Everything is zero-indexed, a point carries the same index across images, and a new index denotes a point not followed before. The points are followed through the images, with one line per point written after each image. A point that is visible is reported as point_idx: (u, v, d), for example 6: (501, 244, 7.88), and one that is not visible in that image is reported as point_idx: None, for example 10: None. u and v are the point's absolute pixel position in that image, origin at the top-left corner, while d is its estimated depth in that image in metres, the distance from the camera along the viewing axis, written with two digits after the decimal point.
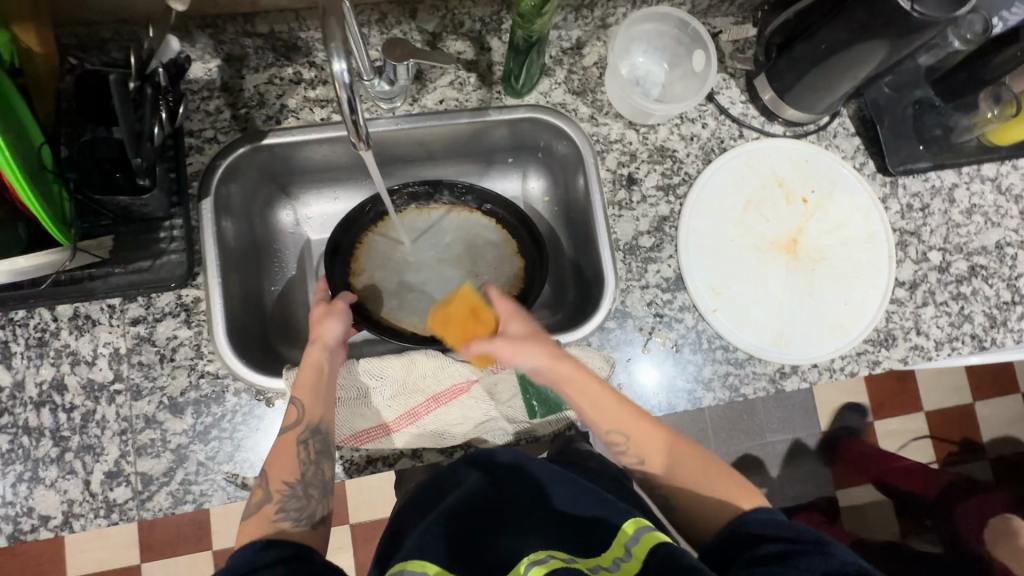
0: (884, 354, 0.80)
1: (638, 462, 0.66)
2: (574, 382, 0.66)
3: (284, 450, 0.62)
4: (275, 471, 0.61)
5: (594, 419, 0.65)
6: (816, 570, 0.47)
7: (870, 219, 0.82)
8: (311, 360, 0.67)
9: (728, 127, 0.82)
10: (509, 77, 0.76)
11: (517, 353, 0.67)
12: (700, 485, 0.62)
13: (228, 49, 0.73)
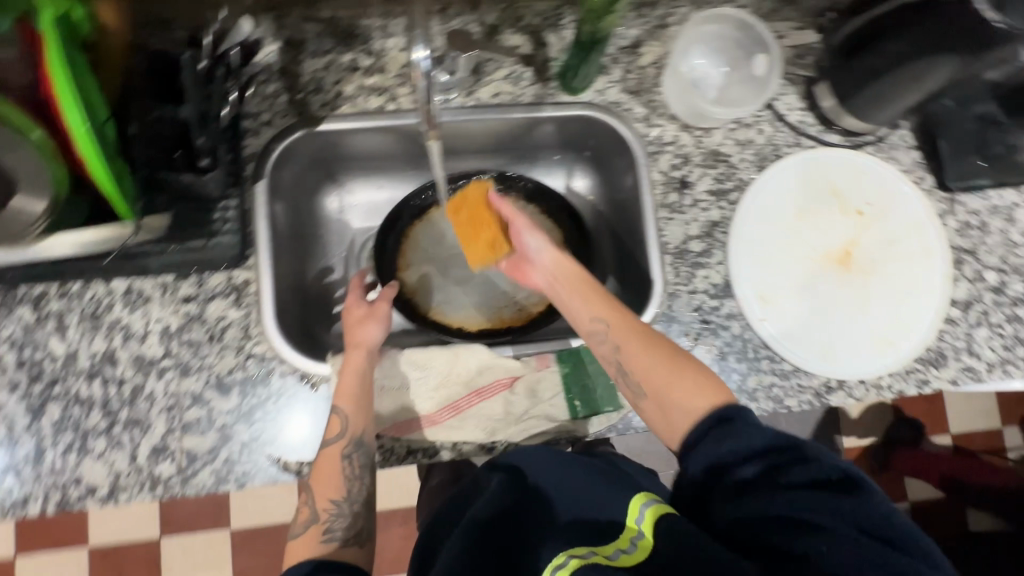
0: (933, 373, 0.78)
1: (612, 352, 0.64)
2: (567, 272, 0.71)
3: (326, 469, 0.62)
4: (320, 489, 0.62)
5: (579, 309, 0.68)
6: (802, 480, 0.49)
7: (926, 234, 0.80)
8: (353, 366, 0.67)
9: (784, 134, 0.81)
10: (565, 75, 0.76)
11: (527, 235, 0.75)
12: (667, 382, 0.59)
13: (288, 34, 0.73)
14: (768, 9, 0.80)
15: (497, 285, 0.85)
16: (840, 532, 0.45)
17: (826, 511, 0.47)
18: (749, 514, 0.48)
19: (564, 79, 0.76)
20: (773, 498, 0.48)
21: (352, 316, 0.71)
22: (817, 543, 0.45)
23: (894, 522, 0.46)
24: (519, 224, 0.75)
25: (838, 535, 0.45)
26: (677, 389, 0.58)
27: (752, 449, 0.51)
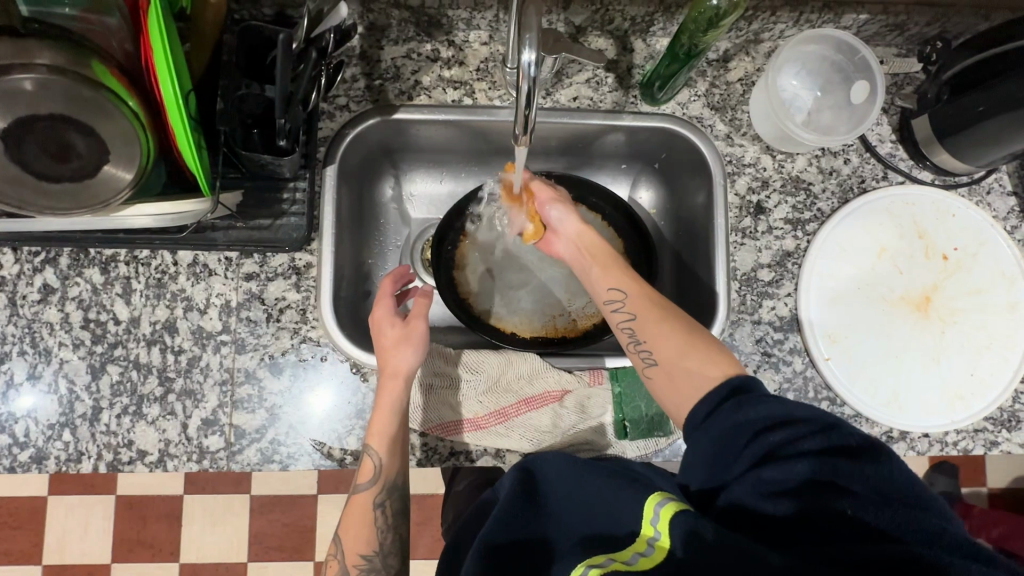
0: (1005, 436, 0.74)
1: (628, 319, 0.64)
2: (590, 241, 0.71)
3: (358, 519, 0.64)
4: (353, 541, 0.63)
5: (596, 278, 0.68)
6: (820, 445, 0.48)
7: (1015, 288, 0.75)
8: (382, 403, 0.63)
9: (872, 166, 0.77)
10: (651, 81, 0.73)
11: (553, 207, 0.73)
12: (678, 352, 0.59)
13: (373, 18, 0.72)
14: (871, 33, 0.76)
15: (553, 293, 0.82)
16: (866, 492, 0.45)
17: (845, 476, 0.46)
18: (770, 480, 0.47)
19: (648, 87, 0.74)
20: (796, 466, 0.47)
21: (382, 345, 0.66)
22: (846, 504, 0.45)
23: (911, 483, 0.46)
24: (549, 196, 0.74)
25: (863, 494, 0.45)
26: (689, 359, 0.58)
27: (771, 422, 0.49)
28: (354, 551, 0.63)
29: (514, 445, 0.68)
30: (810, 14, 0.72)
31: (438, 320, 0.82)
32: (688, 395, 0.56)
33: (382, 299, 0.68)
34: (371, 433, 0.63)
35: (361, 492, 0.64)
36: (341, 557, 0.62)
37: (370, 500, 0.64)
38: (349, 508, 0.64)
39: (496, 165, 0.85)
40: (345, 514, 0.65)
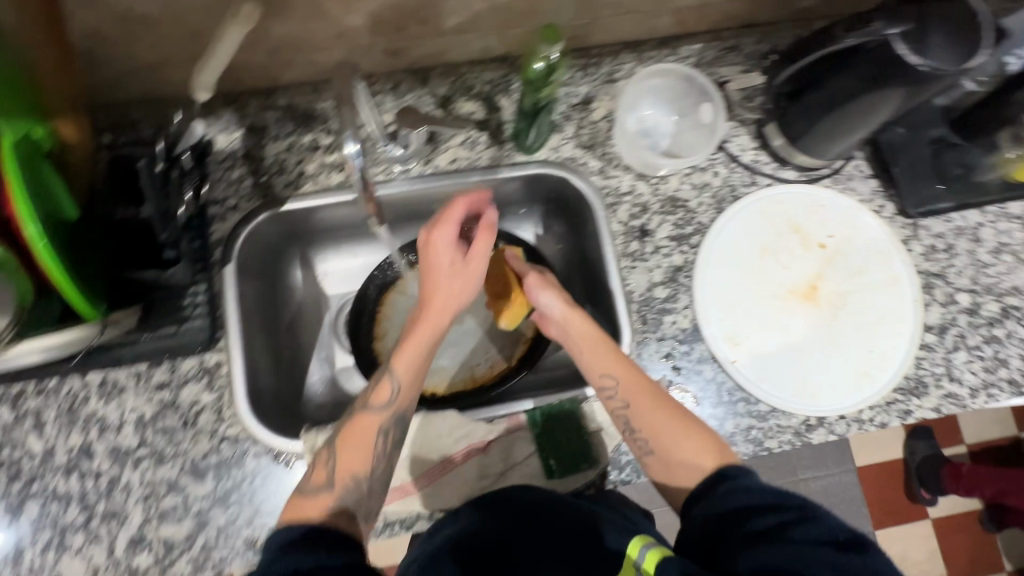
0: (916, 403, 0.77)
1: (624, 408, 0.65)
2: (577, 325, 0.70)
3: (363, 436, 0.61)
4: (348, 457, 0.60)
5: (587, 362, 0.68)
6: (805, 539, 0.46)
7: (893, 262, 0.81)
8: (428, 325, 0.64)
9: (740, 174, 0.82)
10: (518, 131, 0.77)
11: (537, 293, 0.74)
12: (677, 441, 0.61)
13: (250, 121, 0.77)
14: (713, 56, 0.82)
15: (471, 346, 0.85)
16: None
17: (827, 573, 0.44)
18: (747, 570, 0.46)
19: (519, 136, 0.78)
20: (774, 554, 0.46)
21: (434, 280, 0.65)
22: None
23: None
24: (534, 282, 0.74)
25: None
26: (686, 449, 0.60)
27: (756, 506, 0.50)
28: (348, 471, 0.59)
29: (443, 503, 0.70)
30: (648, 51, 0.80)
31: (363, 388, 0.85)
32: (684, 476, 0.59)
33: (450, 221, 0.65)
34: (401, 354, 0.64)
35: (372, 412, 0.62)
36: (332, 473, 0.59)
37: (376, 425, 0.62)
38: (353, 422, 0.62)
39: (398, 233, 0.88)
40: (347, 430, 0.62)
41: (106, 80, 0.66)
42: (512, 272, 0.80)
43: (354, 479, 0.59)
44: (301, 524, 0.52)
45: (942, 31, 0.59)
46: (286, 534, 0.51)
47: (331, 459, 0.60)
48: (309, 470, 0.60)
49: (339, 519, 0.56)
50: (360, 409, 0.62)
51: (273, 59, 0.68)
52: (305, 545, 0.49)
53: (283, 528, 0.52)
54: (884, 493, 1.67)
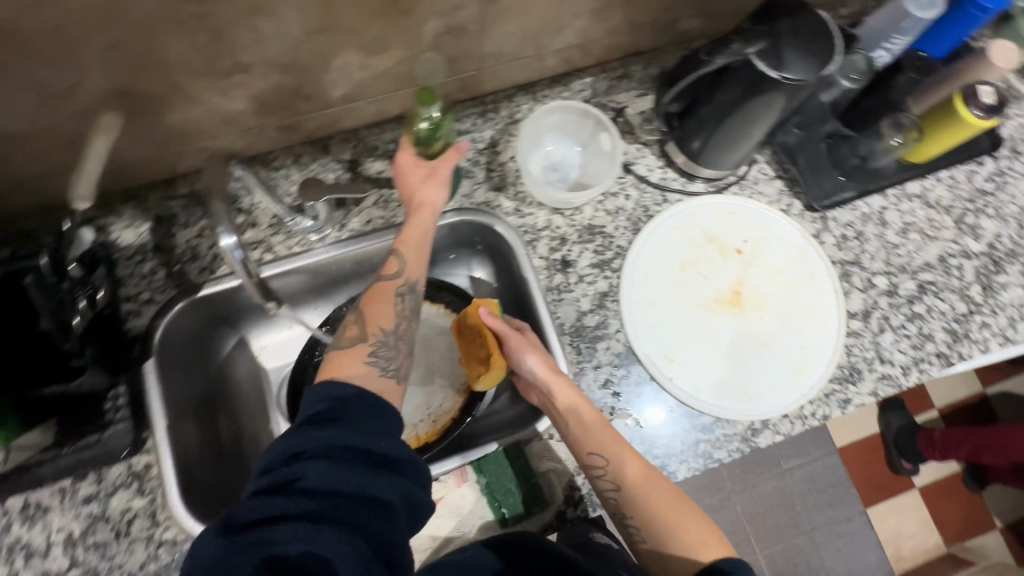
0: (853, 390, 0.79)
1: (614, 489, 0.65)
2: (568, 400, 0.68)
3: (385, 294, 0.65)
4: (375, 313, 0.64)
5: (578, 438, 0.67)
6: None
7: (807, 257, 0.84)
8: (420, 222, 0.69)
9: (651, 194, 0.84)
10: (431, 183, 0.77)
11: (523, 355, 0.70)
12: (667, 523, 0.62)
13: (156, 213, 0.76)
14: (606, 86, 0.85)
15: (414, 402, 0.83)
16: None
17: None
18: None
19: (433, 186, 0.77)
20: None
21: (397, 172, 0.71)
22: None
23: None
24: (516, 344, 0.71)
25: None
26: (681, 537, 0.61)
27: None
28: (373, 323, 0.63)
29: None
30: (543, 90, 0.83)
31: None
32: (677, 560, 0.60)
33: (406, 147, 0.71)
34: (405, 237, 0.68)
35: (387, 276, 0.66)
36: (363, 325, 0.62)
37: (392, 288, 0.65)
38: (371, 292, 0.66)
39: (328, 298, 0.87)
40: (370, 293, 0.65)
41: None
42: (490, 334, 0.74)
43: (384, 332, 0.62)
44: (342, 385, 0.55)
45: (795, 45, 0.62)
46: (336, 390, 0.54)
47: (358, 321, 0.63)
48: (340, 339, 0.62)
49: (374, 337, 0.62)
50: (376, 283, 0.66)
51: (166, 151, 0.68)
52: (340, 418, 0.52)
53: (325, 387, 0.54)
54: (869, 470, 1.68)
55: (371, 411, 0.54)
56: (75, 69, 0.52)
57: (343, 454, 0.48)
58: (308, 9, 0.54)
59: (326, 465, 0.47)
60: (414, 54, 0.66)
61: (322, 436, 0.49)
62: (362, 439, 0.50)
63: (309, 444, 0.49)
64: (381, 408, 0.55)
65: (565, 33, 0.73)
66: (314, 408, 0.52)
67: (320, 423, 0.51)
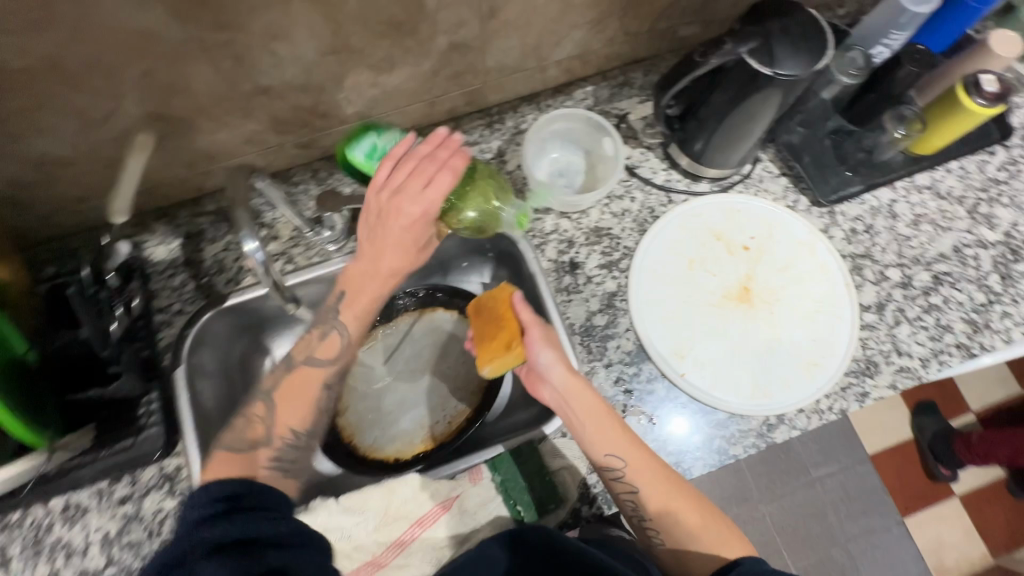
0: (871, 383, 0.78)
1: (632, 492, 0.64)
2: (584, 404, 0.66)
3: (303, 391, 0.68)
4: (284, 412, 0.67)
5: (595, 445, 0.65)
6: None
7: (816, 252, 0.84)
8: (369, 295, 0.69)
9: (656, 195, 0.86)
10: (353, 158, 0.67)
11: (539, 347, 0.67)
12: (686, 524, 0.62)
13: (185, 229, 0.80)
14: (608, 94, 0.88)
15: (430, 405, 0.86)
16: None
17: None
18: None
19: (352, 154, 0.67)
20: None
21: (399, 228, 0.64)
22: None
23: None
24: (535, 335, 0.68)
25: None
26: (703, 537, 0.61)
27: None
28: (284, 424, 0.66)
29: (418, 572, 0.69)
30: (546, 100, 0.86)
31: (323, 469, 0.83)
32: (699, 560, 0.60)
33: (425, 220, 0.65)
34: (348, 308, 0.69)
35: (314, 367, 0.68)
36: (270, 426, 0.65)
37: (317, 376, 0.69)
38: (292, 379, 0.68)
39: (347, 308, 0.90)
40: (288, 384, 0.68)
41: (41, 220, 0.69)
42: (514, 320, 0.69)
43: (293, 434, 0.67)
44: (232, 481, 0.56)
45: (786, 44, 0.64)
46: (225, 487, 0.55)
47: (270, 413, 0.66)
48: (242, 432, 0.64)
49: (283, 441, 0.66)
50: (297, 370, 0.68)
51: (194, 171, 0.73)
52: (240, 511, 0.53)
53: (211, 485, 0.55)
54: (904, 478, 1.62)
55: (265, 498, 0.56)
56: (112, 97, 0.57)
57: (240, 544, 0.49)
58: (321, 32, 0.59)
59: (227, 557, 0.48)
60: (420, 71, 0.70)
61: (222, 528, 0.50)
62: (264, 525, 0.52)
63: (209, 540, 0.49)
64: (272, 496, 0.56)
65: (564, 45, 0.76)
66: (202, 504, 0.53)
67: (217, 516, 0.51)
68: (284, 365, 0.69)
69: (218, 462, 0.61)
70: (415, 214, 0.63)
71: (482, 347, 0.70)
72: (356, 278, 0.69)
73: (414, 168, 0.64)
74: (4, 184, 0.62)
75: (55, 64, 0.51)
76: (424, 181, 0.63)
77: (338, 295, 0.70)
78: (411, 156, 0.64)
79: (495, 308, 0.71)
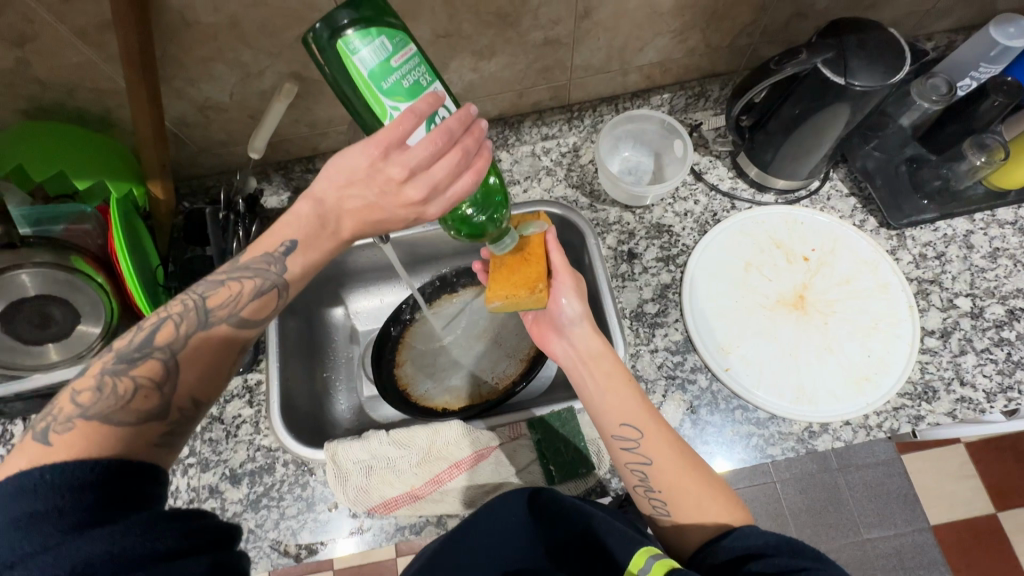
0: (927, 408, 0.76)
1: (643, 464, 0.61)
2: (602, 364, 0.67)
3: (212, 355, 0.53)
4: (190, 376, 0.51)
5: (607, 408, 0.64)
6: (770, 568, 0.48)
7: (880, 271, 0.84)
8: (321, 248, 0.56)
9: (720, 201, 0.90)
10: (350, 64, 0.50)
11: (560, 296, 0.71)
12: (693, 496, 0.59)
13: (295, 183, 0.91)
14: (683, 103, 0.94)
15: (480, 367, 0.93)
16: None
17: None
18: None
19: (349, 56, 0.49)
20: None
21: (395, 216, 0.53)
22: None
23: None
24: (562, 281, 0.71)
25: None
26: (710, 510, 0.58)
27: (750, 546, 0.51)
28: (187, 390, 0.50)
29: (449, 509, 0.75)
30: (624, 103, 0.93)
31: (378, 415, 0.94)
32: (701, 529, 0.57)
33: (422, 219, 0.54)
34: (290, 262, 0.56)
35: (223, 326, 0.53)
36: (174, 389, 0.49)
37: (239, 336, 0.55)
38: (201, 342, 0.52)
39: (416, 274, 1.00)
40: (196, 347, 0.52)
41: (188, 158, 0.84)
42: (541, 259, 0.69)
43: (195, 406, 0.51)
44: (94, 461, 0.41)
45: (862, 56, 0.67)
46: (76, 469, 0.40)
47: (169, 379, 0.49)
48: (119, 402, 0.46)
49: (181, 413, 0.50)
50: (214, 329, 0.53)
51: (313, 131, 0.85)
52: (97, 498, 0.39)
53: (63, 468, 0.40)
54: (971, 557, 1.45)
55: (134, 486, 0.42)
56: (269, 56, 0.70)
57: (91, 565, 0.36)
58: (439, 16, 0.70)
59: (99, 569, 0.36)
60: (515, 61, 0.80)
61: (81, 548, 0.36)
62: (142, 534, 0.38)
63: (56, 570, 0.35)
64: (145, 474, 0.43)
65: (647, 51, 0.84)
66: (43, 503, 0.38)
67: (67, 528, 0.37)
68: (192, 320, 0.52)
69: (70, 434, 0.43)
70: (412, 198, 0.51)
71: (496, 280, 0.68)
72: (305, 227, 0.56)
73: (431, 141, 0.50)
74: (173, 120, 0.77)
75: (236, 23, 0.65)
76: (443, 182, 0.51)
77: (286, 243, 0.56)
78: (436, 139, 0.50)
79: (522, 242, 0.70)
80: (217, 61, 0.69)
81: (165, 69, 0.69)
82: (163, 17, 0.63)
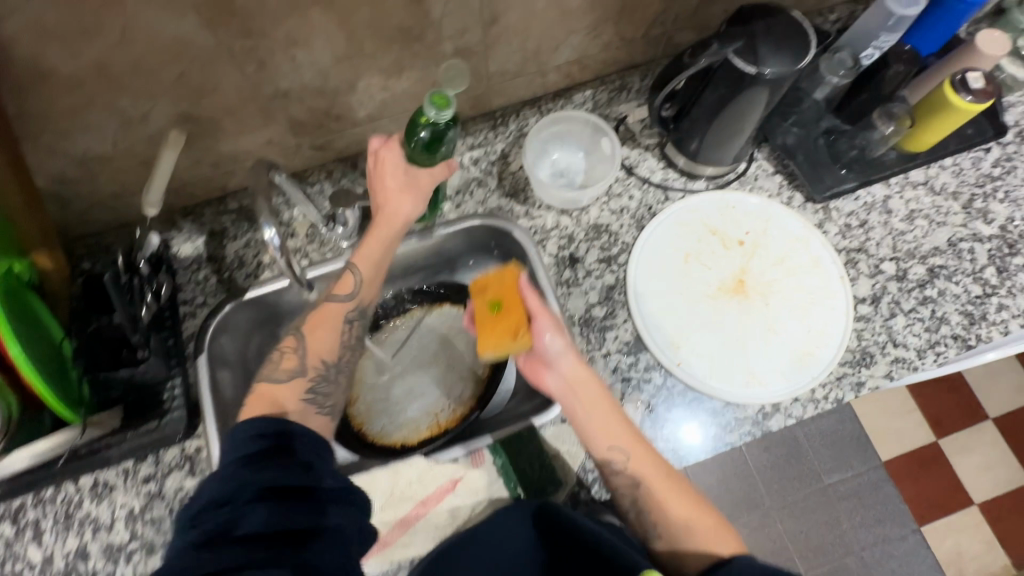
0: (866, 373, 0.79)
1: (632, 485, 0.65)
2: (590, 393, 0.67)
3: (329, 322, 0.73)
4: (316, 341, 0.72)
5: (597, 437, 0.66)
6: None
7: (811, 246, 0.86)
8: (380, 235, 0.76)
9: (654, 193, 0.89)
10: None
11: (545, 336, 0.67)
12: (684, 524, 0.63)
13: (210, 227, 0.84)
14: (606, 97, 0.92)
15: (436, 394, 0.90)
16: None
17: None
18: None
19: None
20: None
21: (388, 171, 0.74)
22: None
23: None
24: (545, 322, 0.68)
25: None
26: (700, 537, 0.62)
27: None
28: (317, 353, 0.72)
29: (420, 551, 0.72)
30: (547, 104, 0.91)
31: None
32: (693, 557, 0.62)
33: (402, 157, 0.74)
34: (361, 252, 0.75)
35: (337, 301, 0.74)
36: None
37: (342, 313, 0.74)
38: (320, 312, 0.74)
39: None
40: (317, 316, 0.74)
41: (79, 216, 0.76)
42: (521, 306, 0.68)
43: (325, 365, 0.72)
44: (277, 419, 0.60)
45: (770, 43, 0.67)
46: (266, 428, 0.58)
47: (300, 346, 0.72)
48: (278, 362, 0.71)
49: (316, 371, 0.71)
50: (327, 306, 0.74)
51: (218, 171, 0.79)
52: (272, 451, 0.56)
53: (262, 420, 0.59)
54: (920, 484, 1.55)
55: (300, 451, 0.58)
56: (150, 98, 0.63)
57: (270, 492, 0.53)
58: (335, 38, 0.64)
59: (270, 501, 0.52)
60: (427, 75, 0.75)
61: (262, 476, 0.54)
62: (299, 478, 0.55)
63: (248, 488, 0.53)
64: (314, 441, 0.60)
65: (562, 50, 0.81)
66: (245, 451, 0.56)
67: (253, 463, 0.55)
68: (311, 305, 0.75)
69: (258, 393, 0.68)
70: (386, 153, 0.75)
71: (483, 330, 0.68)
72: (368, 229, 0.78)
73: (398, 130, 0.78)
74: (51, 179, 0.69)
75: (103, 67, 0.58)
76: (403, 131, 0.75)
77: None
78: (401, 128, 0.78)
79: (501, 288, 0.69)
80: (92, 111, 0.62)
81: (28, 127, 0.61)
82: (11, 71, 0.55)
